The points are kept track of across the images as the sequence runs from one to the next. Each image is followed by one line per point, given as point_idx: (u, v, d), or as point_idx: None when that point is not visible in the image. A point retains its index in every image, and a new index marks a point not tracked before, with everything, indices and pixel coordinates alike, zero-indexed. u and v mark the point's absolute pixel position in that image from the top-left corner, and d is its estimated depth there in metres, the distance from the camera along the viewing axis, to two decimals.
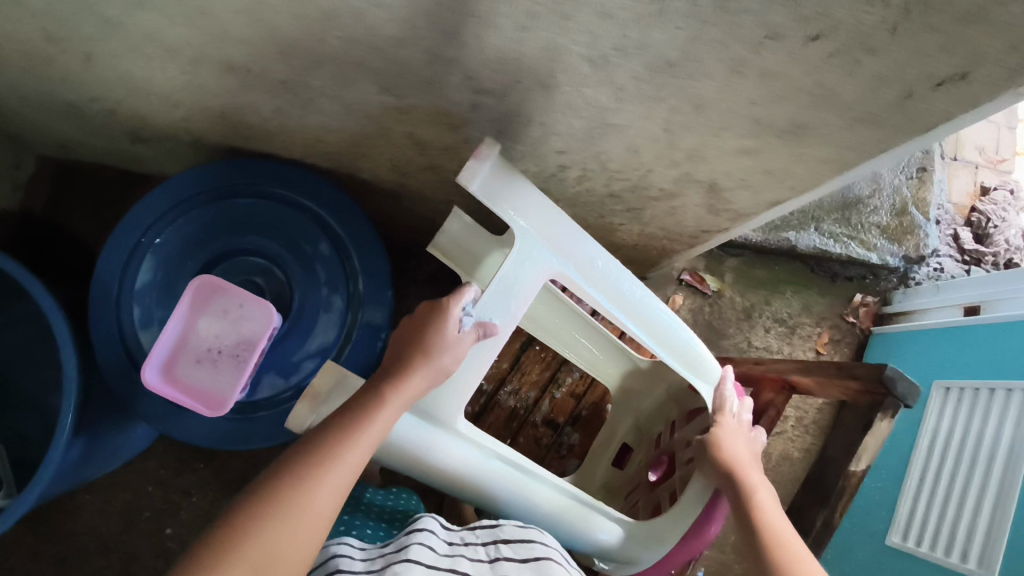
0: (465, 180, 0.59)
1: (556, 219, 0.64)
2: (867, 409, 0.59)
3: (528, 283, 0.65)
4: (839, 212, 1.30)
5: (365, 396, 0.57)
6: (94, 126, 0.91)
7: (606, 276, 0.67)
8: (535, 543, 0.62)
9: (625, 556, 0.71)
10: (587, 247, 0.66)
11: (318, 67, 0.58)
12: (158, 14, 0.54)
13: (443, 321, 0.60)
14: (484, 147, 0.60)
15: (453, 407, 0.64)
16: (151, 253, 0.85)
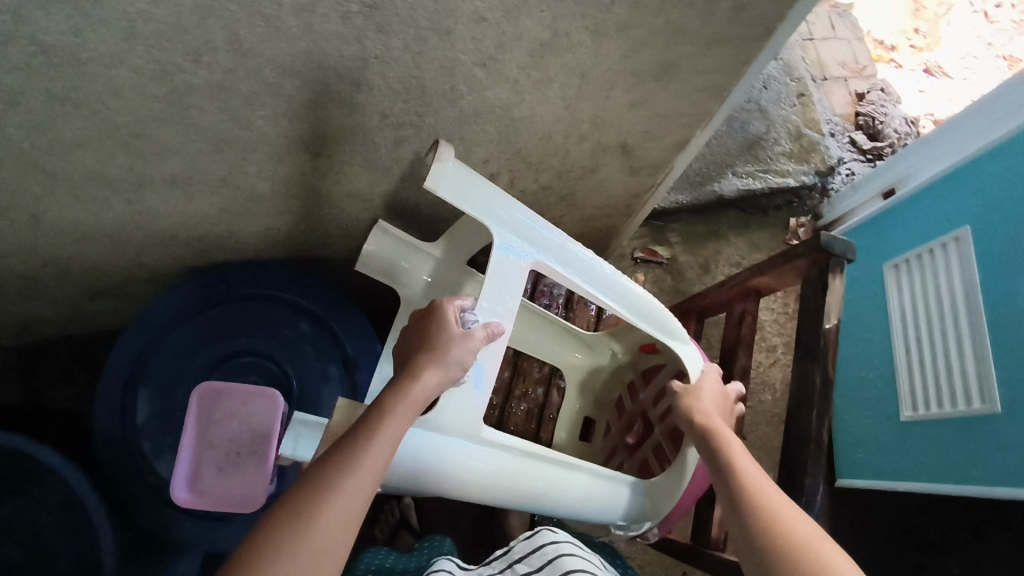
0: (432, 184, 0.61)
1: (525, 216, 0.70)
2: (818, 275, 0.66)
3: (511, 277, 0.70)
4: (746, 153, 1.42)
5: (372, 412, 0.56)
6: (53, 293, 0.94)
7: (575, 257, 0.74)
8: (546, 547, 0.66)
9: (653, 508, 0.79)
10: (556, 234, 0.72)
11: (251, 150, 0.64)
12: (97, 151, 0.60)
13: (446, 318, 0.64)
14: (443, 148, 0.61)
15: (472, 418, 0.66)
16: (144, 387, 0.88)
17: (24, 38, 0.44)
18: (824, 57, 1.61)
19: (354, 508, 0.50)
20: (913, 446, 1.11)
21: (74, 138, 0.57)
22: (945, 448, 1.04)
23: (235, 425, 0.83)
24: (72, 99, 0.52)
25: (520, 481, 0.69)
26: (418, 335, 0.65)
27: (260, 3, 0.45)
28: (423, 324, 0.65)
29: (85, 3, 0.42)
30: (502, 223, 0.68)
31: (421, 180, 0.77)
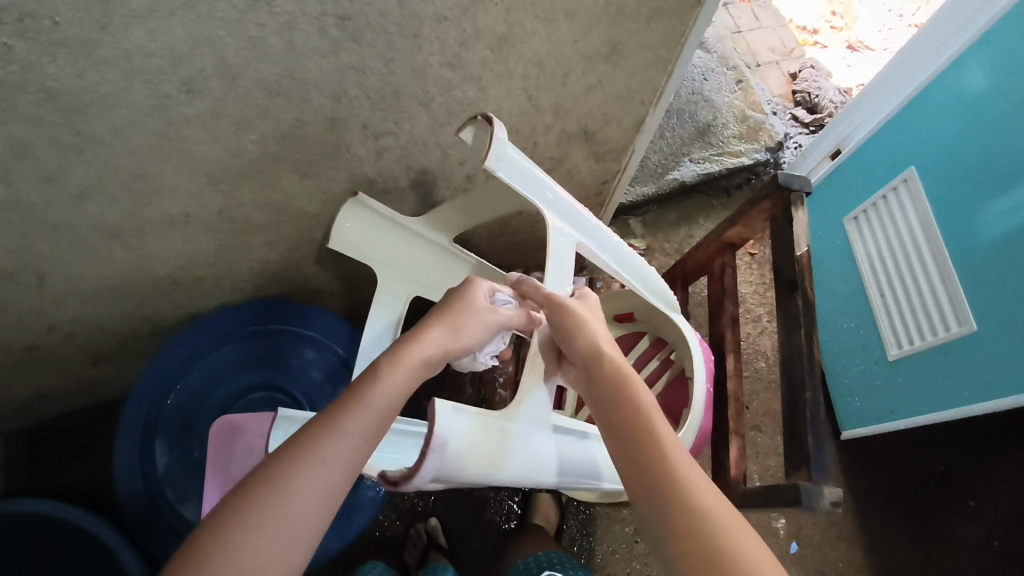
0: (493, 162, 0.61)
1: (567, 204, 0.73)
2: (783, 209, 0.72)
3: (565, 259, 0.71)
4: (699, 140, 1.50)
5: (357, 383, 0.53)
6: (56, 363, 0.96)
7: (605, 244, 0.78)
8: None
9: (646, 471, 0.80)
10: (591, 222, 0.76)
11: (244, 179, 0.69)
12: (100, 198, 0.64)
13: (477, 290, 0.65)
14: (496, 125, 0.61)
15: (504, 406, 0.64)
16: (160, 435, 0.89)
17: (34, 87, 0.49)
18: (753, 46, 1.73)
19: (331, 487, 0.47)
20: (907, 382, 1.16)
21: (78, 186, 0.61)
22: (936, 376, 1.09)
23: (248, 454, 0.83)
24: (76, 145, 0.56)
25: (531, 459, 0.63)
26: (444, 300, 0.64)
27: (245, 27, 0.50)
28: (456, 291, 0.64)
29: (90, 45, 0.47)
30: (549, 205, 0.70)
31: (404, 190, 0.81)
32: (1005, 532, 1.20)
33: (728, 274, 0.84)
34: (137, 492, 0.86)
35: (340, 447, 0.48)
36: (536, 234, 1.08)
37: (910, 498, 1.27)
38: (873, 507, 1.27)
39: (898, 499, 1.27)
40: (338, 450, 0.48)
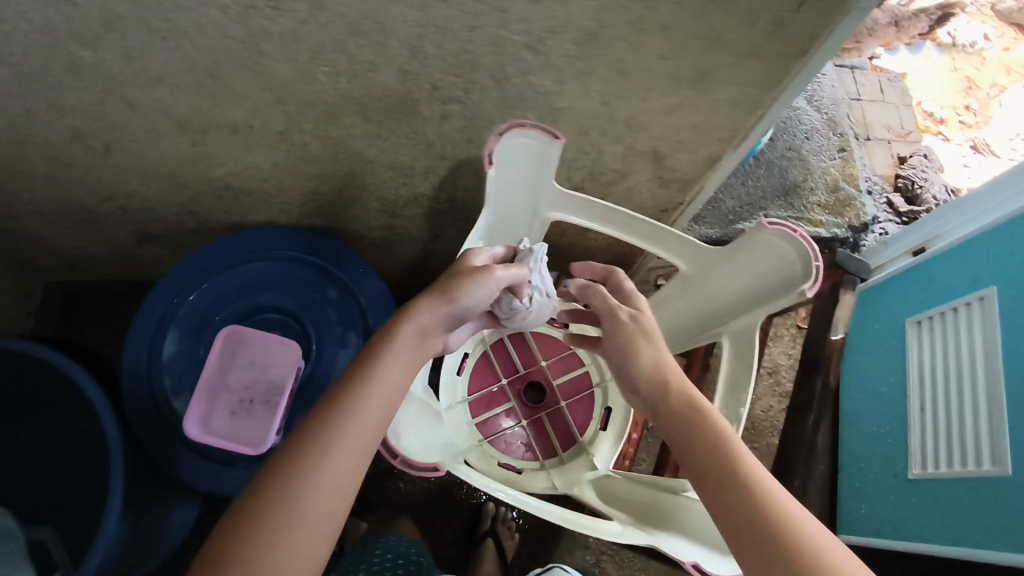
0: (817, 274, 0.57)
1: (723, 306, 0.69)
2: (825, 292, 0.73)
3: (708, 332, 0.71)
4: (782, 198, 1.45)
5: (353, 372, 0.56)
6: (107, 230, 1.01)
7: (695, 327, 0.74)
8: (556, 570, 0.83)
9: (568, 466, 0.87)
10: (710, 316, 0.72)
11: (309, 108, 0.70)
12: (175, 87, 0.66)
13: (473, 258, 0.68)
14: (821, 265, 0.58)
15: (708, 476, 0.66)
16: (173, 326, 0.92)
17: None
18: (869, 118, 1.64)
19: (350, 464, 0.50)
20: (919, 506, 1.09)
21: (156, 70, 0.64)
22: (949, 508, 1.02)
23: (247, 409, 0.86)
24: (163, 32, 0.58)
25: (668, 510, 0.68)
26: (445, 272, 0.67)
27: None
28: (457, 262, 0.67)
29: None
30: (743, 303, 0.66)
31: (461, 162, 0.81)
32: None
33: None
34: (138, 373, 0.90)
35: (357, 428, 0.52)
36: (583, 241, 1.06)
37: None
38: None
39: None
40: (355, 434, 0.51)
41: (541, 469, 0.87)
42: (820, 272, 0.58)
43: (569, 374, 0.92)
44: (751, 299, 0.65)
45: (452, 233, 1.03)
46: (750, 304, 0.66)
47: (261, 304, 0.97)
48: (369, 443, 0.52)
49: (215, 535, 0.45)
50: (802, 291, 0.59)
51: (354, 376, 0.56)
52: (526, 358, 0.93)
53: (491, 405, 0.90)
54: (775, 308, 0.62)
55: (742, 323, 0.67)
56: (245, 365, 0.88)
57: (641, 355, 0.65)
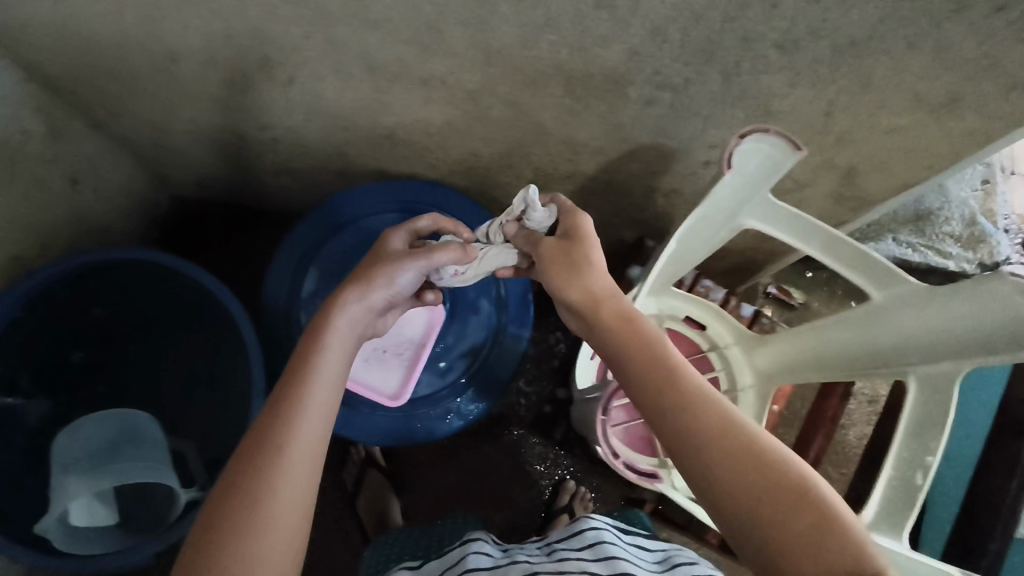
0: None
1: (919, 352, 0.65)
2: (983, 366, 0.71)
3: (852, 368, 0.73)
4: (914, 223, 1.36)
5: (295, 365, 0.57)
6: (251, 156, 1.02)
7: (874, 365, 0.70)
8: (587, 531, 0.74)
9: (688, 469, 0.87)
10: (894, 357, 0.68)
11: (513, 74, 0.67)
12: (385, 34, 0.64)
13: (387, 241, 0.73)
14: None
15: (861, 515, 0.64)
16: (314, 267, 0.95)
17: None
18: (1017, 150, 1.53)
19: (314, 448, 0.52)
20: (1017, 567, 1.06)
21: (375, 15, 0.61)
22: None
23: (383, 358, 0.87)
24: None
25: None
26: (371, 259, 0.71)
27: None
28: (377, 251, 0.72)
29: None
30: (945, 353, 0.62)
31: (641, 148, 0.78)
32: None
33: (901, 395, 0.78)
34: (277, 309, 0.93)
35: (315, 417, 0.53)
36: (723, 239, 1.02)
37: None
38: None
39: None
40: (311, 417, 0.53)
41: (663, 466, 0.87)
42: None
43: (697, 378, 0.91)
44: (956, 349, 0.61)
45: (590, 212, 1.01)
46: (955, 353, 0.61)
47: None
48: (326, 428, 0.54)
49: (198, 530, 0.47)
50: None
51: (299, 366, 0.57)
52: None
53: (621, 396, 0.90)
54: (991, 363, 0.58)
55: (940, 369, 0.63)
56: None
57: (581, 269, 0.62)
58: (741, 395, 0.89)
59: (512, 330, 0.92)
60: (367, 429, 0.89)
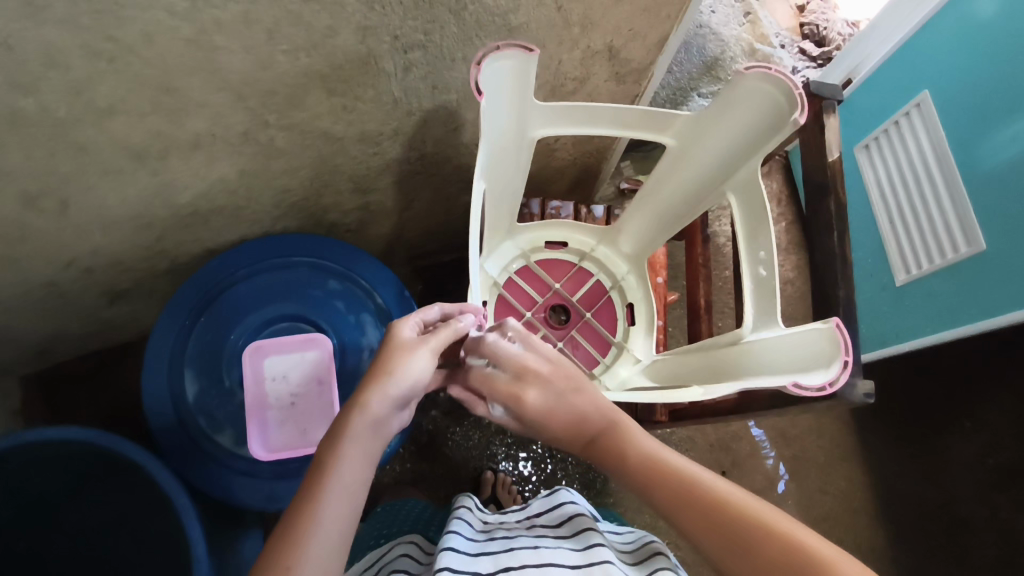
0: (798, 109, 0.58)
1: (723, 158, 0.69)
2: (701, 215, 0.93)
3: (696, 194, 0.76)
4: (707, 74, 1.48)
5: (313, 481, 0.55)
6: (77, 298, 0.96)
7: (703, 186, 0.74)
8: (564, 505, 0.78)
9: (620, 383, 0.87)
10: (712, 170, 0.71)
11: (271, 96, 0.67)
12: (128, 114, 0.63)
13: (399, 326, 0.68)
14: (800, 111, 0.58)
15: (756, 349, 0.63)
16: (186, 364, 0.89)
17: None
18: None
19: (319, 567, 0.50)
20: (911, 305, 1.17)
21: (105, 100, 0.60)
22: (938, 298, 1.11)
23: (302, 419, 0.86)
24: (106, 53, 0.54)
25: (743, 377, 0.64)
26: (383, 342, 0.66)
27: None
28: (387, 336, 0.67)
29: None
30: (738, 150, 0.67)
31: (430, 113, 0.81)
32: (998, 451, 1.30)
33: (701, 266, 0.92)
34: (169, 423, 0.87)
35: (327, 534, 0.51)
36: (552, 159, 1.06)
37: (908, 424, 1.35)
38: (870, 429, 1.36)
39: (900, 418, 1.36)
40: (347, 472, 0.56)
41: (590, 378, 0.88)
42: (804, 98, 0.58)
43: (585, 288, 0.93)
44: (749, 146, 0.66)
45: (423, 193, 1.03)
46: (750, 151, 0.66)
47: (266, 318, 0.93)
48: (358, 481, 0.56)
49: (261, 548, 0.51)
50: (794, 121, 0.59)
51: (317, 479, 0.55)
52: (539, 288, 0.93)
53: None
54: (774, 146, 0.63)
55: (743, 175, 0.68)
56: (276, 377, 0.87)
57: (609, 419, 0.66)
58: (624, 284, 0.93)
59: None
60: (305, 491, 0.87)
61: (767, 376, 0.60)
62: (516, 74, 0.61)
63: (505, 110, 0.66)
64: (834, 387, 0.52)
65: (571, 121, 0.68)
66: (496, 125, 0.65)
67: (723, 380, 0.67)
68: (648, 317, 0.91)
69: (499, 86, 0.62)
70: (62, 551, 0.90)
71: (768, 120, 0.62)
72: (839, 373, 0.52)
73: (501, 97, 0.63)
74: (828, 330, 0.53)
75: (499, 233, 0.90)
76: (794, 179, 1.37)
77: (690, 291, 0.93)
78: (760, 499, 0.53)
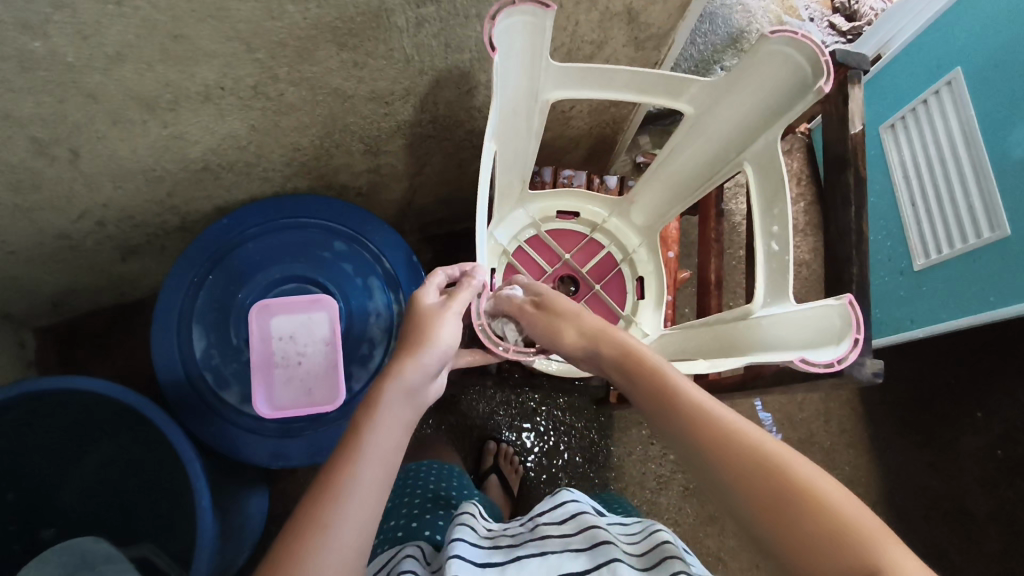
0: (825, 76, 0.56)
1: (743, 125, 0.67)
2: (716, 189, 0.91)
3: (713, 165, 0.74)
4: (732, 47, 1.44)
5: (347, 445, 0.55)
6: (90, 251, 0.97)
7: (721, 155, 0.72)
8: (568, 501, 0.76)
9: None
10: (731, 138, 0.69)
11: (282, 49, 0.66)
12: (137, 62, 0.62)
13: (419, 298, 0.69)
14: (825, 79, 0.56)
15: (768, 322, 0.61)
16: (195, 322, 0.90)
17: None
18: None
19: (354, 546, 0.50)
20: (929, 291, 1.15)
21: (114, 46, 0.59)
22: (956, 284, 1.09)
23: (309, 377, 0.87)
24: None
25: (751, 352, 0.62)
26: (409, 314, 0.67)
27: None
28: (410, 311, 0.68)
29: None
30: (759, 116, 0.64)
31: (442, 74, 0.79)
32: (1009, 443, 1.28)
33: (713, 242, 0.90)
34: (177, 378, 0.88)
35: (358, 510, 0.51)
36: (567, 128, 1.05)
37: (918, 412, 1.34)
38: (879, 415, 1.34)
39: (911, 406, 1.34)
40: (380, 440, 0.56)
41: None
42: (831, 65, 0.56)
43: (594, 260, 0.92)
44: (770, 112, 0.63)
45: (435, 158, 1.02)
46: (770, 120, 0.64)
47: (275, 278, 0.93)
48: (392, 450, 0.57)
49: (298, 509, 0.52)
50: (818, 90, 0.57)
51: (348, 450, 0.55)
52: (549, 258, 0.92)
53: None
54: (796, 114, 0.61)
55: (762, 144, 0.66)
56: (283, 337, 0.87)
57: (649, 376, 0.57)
58: (635, 257, 0.92)
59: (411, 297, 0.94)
60: (308, 450, 0.88)
61: (778, 350, 0.58)
62: (531, 32, 0.59)
63: (517, 73, 0.64)
64: (843, 365, 0.50)
65: (585, 83, 0.66)
66: (505, 87, 0.64)
67: (731, 354, 0.65)
68: (657, 292, 0.89)
69: (512, 45, 0.60)
70: (71, 498, 0.92)
71: (794, 83, 0.60)
72: (849, 352, 0.50)
73: (511, 56, 0.61)
74: (839, 306, 0.52)
75: (510, 200, 0.89)
76: (816, 158, 1.34)
77: (701, 265, 0.92)
78: (802, 457, 0.45)
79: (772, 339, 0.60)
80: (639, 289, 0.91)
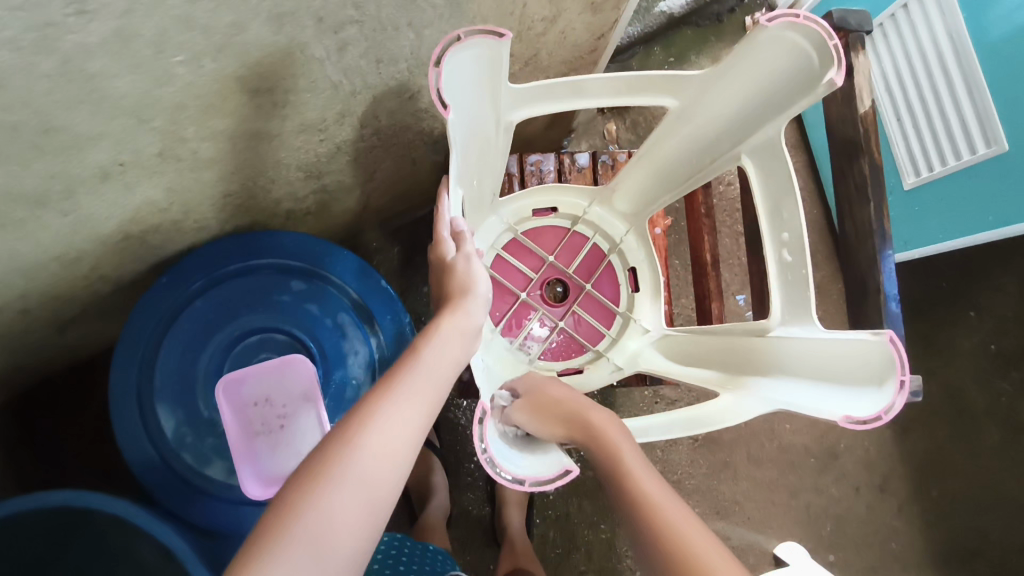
0: (838, 74, 0.47)
1: (740, 117, 0.58)
2: None
3: (706, 155, 0.66)
4: None
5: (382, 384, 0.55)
6: (23, 336, 0.86)
7: (716, 147, 0.63)
8: None
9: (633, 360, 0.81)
10: (725, 130, 0.60)
11: (182, 110, 0.54)
12: (7, 166, 0.50)
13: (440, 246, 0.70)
14: (839, 73, 0.47)
15: (799, 348, 0.56)
16: (158, 399, 0.82)
17: None
18: None
19: (378, 485, 0.47)
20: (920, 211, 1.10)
21: None
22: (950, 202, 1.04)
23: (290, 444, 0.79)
24: None
25: (780, 382, 0.57)
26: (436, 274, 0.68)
27: None
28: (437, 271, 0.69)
29: None
30: (759, 107, 0.56)
31: (379, 88, 0.68)
32: (1002, 337, 1.29)
33: (704, 218, 0.84)
34: (152, 463, 0.81)
35: (389, 434, 0.50)
36: None
37: (913, 321, 1.33)
38: None
39: (905, 316, 1.33)
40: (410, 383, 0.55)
41: (599, 356, 0.82)
42: (842, 51, 0.47)
43: (580, 256, 0.84)
44: (770, 104, 0.55)
45: (386, 163, 0.90)
46: (770, 110, 0.55)
47: (235, 335, 0.84)
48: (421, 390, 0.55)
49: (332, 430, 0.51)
50: (829, 82, 0.49)
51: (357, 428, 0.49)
52: (532, 262, 0.84)
53: (523, 320, 0.84)
54: (802, 108, 0.53)
55: (761, 137, 0.58)
56: (259, 403, 0.80)
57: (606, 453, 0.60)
58: (625, 246, 0.84)
59: (389, 328, 0.87)
60: None
61: (818, 385, 0.54)
62: (485, 58, 0.52)
63: (469, 101, 0.55)
64: (891, 416, 0.46)
65: (554, 98, 0.58)
66: (461, 122, 0.55)
67: (753, 375, 0.60)
68: (653, 284, 0.82)
69: (466, 79, 0.53)
70: None
71: (800, 73, 0.51)
72: (897, 397, 0.46)
73: (460, 87, 0.52)
74: (879, 343, 0.47)
75: (482, 210, 0.79)
76: None
77: (693, 241, 0.85)
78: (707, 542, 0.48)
79: (807, 369, 0.55)
80: (634, 282, 0.84)
